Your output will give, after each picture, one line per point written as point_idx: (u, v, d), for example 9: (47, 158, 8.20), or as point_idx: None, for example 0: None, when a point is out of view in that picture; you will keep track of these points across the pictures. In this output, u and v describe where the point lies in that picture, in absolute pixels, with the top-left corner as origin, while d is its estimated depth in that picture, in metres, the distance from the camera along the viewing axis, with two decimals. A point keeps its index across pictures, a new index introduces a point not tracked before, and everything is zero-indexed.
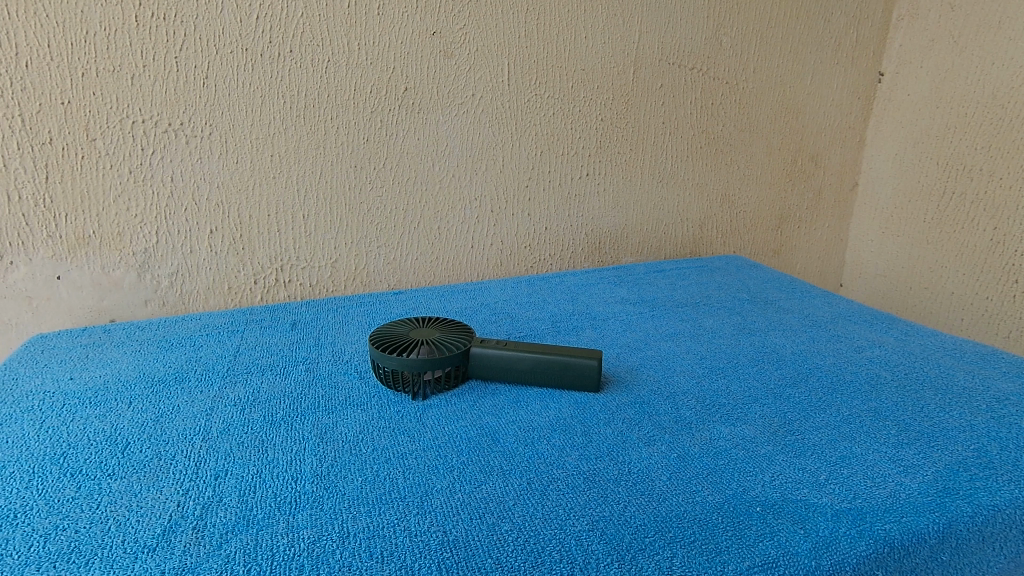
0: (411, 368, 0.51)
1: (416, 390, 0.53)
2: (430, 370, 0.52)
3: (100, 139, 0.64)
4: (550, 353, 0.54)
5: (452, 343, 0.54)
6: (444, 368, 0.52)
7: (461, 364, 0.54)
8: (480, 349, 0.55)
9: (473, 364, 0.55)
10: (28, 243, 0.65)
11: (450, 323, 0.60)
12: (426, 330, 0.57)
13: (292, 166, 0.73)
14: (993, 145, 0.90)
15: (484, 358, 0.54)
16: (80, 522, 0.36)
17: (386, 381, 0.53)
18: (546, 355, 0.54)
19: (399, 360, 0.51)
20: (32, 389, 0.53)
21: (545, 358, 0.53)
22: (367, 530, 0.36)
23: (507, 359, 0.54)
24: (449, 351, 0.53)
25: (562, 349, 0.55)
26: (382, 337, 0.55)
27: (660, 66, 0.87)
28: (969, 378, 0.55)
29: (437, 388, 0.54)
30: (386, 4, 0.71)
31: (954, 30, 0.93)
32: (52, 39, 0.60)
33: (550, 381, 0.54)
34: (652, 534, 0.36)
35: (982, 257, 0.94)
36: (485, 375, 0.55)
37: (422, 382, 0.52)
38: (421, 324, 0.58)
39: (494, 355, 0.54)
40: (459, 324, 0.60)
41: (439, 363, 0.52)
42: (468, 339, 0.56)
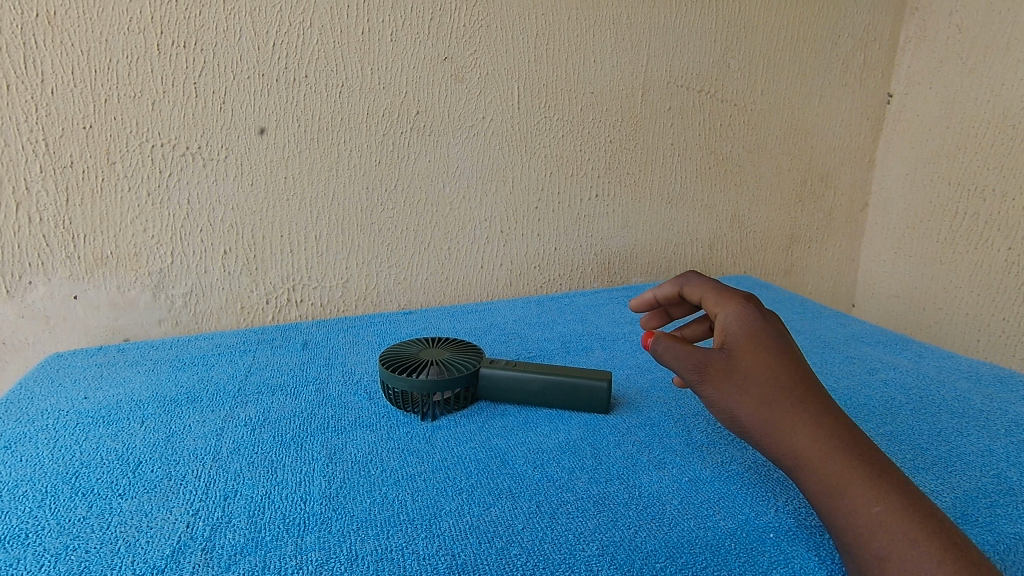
0: (420, 389, 0.51)
1: (425, 410, 0.53)
2: (439, 391, 0.52)
3: (120, 162, 0.66)
4: (559, 375, 0.53)
5: (462, 364, 0.54)
6: (453, 389, 0.52)
7: (471, 386, 0.54)
8: (490, 368, 0.55)
9: (483, 384, 0.55)
10: (47, 263, 0.67)
11: (460, 343, 0.60)
12: (436, 350, 0.57)
13: (306, 188, 0.74)
14: (1005, 165, 0.90)
15: (494, 378, 0.54)
16: (90, 542, 0.37)
17: (395, 402, 0.53)
18: (556, 375, 0.54)
19: (407, 381, 0.51)
20: (46, 408, 0.54)
21: (555, 380, 0.53)
22: (375, 552, 0.36)
23: (517, 379, 0.54)
24: (458, 372, 0.53)
25: (572, 370, 0.54)
26: (393, 357, 0.56)
27: (668, 88, 0.88)
28: (986, 401, 0.54)
29: (446, 408, 0.54)
30: (399, 31, 0.73)
31: (963, 52, 0.93)
32: (77, 67, 0.62)
33: (560, 401, 0.54)
34: (663, 560, 0.35)
35: (997, 278, 0.93)
36: (494, 396, 0.55)
37: (432, 403, 0.52)
38: (431, 345, 0.59)
39: (503, 377, 0.54)
40: (469, 344, 0.60)
41: (448, 384, 0.52)
42: (478, 360, 0.56)
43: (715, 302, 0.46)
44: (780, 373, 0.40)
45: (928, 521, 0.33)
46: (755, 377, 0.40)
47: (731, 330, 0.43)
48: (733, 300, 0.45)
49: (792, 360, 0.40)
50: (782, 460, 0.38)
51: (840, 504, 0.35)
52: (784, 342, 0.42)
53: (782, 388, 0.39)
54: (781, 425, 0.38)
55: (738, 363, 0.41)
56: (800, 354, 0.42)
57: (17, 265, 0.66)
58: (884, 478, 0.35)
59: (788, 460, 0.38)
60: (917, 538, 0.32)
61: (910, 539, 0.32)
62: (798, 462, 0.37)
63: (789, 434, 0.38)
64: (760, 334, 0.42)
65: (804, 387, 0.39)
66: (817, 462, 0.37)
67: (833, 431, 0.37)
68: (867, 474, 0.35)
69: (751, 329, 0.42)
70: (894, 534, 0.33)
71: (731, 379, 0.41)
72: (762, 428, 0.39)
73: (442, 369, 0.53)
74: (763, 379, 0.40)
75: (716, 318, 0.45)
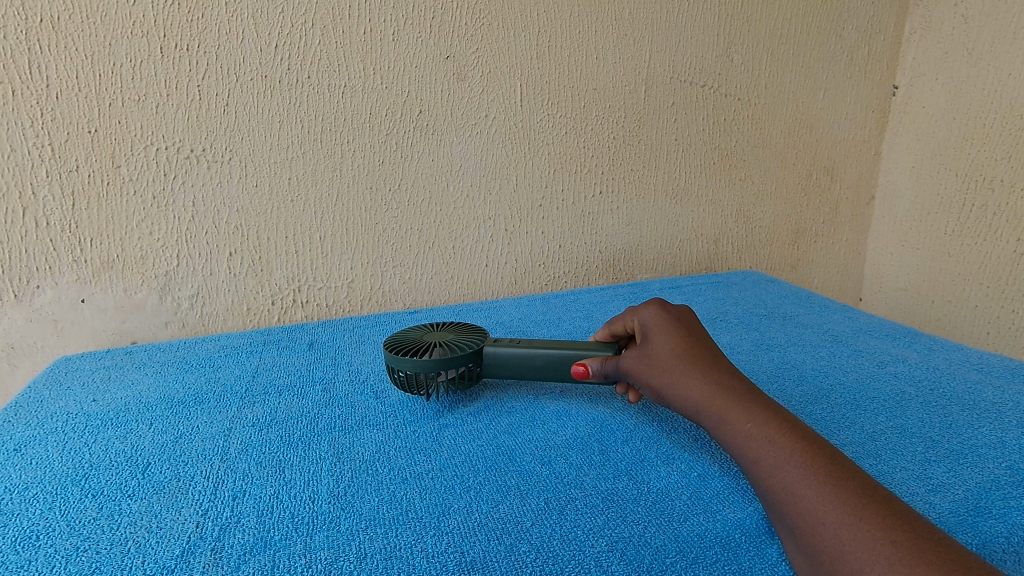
0: (423, 370, 0.51)
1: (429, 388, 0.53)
2: (444, 369, 0.52)
3: (125, 166, 0.66)
4: (564, 352, 0.54)
5: (467, 344, 0.54)
6: (457, 367, 0.52)
7: (474, 363, 0.54)
8: (494, 348, 0.55)
9: (486, 361, 0.55)
10: (54, 267, 0.67)
11: (464, 325, 0.60)
12: (439, 333, 0.57)
13: (310, 189, 0.74)
14: (1013, 156, 0.89)
15: (497, 356, 0.55)
16: (100, 543, 0.37)
17: (398, 382, 0.53)
18: (559, 351, 0.54)
19: (410, 363, 0.50)
20: (55, 410, 0.54)
21: (559, 357, 0.54)
22: (383, 550, 0.36)
23: (521, 356, 0.54)
24: (461, 351, 0.52)
25: (575, 345, 0.54)
26: (396, 340, 0.55)
27: (672, 84, 0.88)
28: (997, 393, 0.54)
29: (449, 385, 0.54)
30: (401, 30, 0.72)
31: (969, 43, 0.92)
32: (80, 72, 0.63)
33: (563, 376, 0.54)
34: (673, 555, 0.35)
35: (1007, 270, 0.92)
36: (499, 372, 0.55)
37: (435, 382, 0.52)
38: (435, 328, 0.58)
39: (508, 356, 0.55)
40: (474, 326, 0.60)
41: (452, 364, 0.51)
42: (483, 340, 0.56)
43: (630, 313, 0.54)
44: (679, 346, 0.46)
45: (799, 435, 0.37)
46: (659, 350, 0.47)
47: (645, 325, 0.51)
48: (645, 305, 0.53)
49: (687, 333, 0.47)
50: (686, 411, 0.44)
51: (729, 434, 0.40)
52: (683, 322, 0.49)
53: (680, 352, 0.46)
54: (679, 380, 0.44)
55: (645, 345, 0.48)
56: (701, 331, 0.49)
57: (25, 269, 0.66)
58: (763, 408, 0.40)
59: (691, 409, 0.43)
60: (789, 446, 0.36)
61: (783, 448, 0.37)
62: (696, 408, 0.43)
63: (686, 385, 0.44)
64: (663, 322, 0.49)
65: (698, 351, 0.46)
66: (709, 403, 0.42)
67: (721, 378, 0.43)
68: (748, 404, 0.40)
69: (656, 319, 0.50)
70: (768, 445, 0.37)
71: (641, 355, 0.48)
72: (666, 386, 0.45)
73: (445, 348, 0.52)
74: (663, 348, 0.47)
75: (634, 322, 0.52)
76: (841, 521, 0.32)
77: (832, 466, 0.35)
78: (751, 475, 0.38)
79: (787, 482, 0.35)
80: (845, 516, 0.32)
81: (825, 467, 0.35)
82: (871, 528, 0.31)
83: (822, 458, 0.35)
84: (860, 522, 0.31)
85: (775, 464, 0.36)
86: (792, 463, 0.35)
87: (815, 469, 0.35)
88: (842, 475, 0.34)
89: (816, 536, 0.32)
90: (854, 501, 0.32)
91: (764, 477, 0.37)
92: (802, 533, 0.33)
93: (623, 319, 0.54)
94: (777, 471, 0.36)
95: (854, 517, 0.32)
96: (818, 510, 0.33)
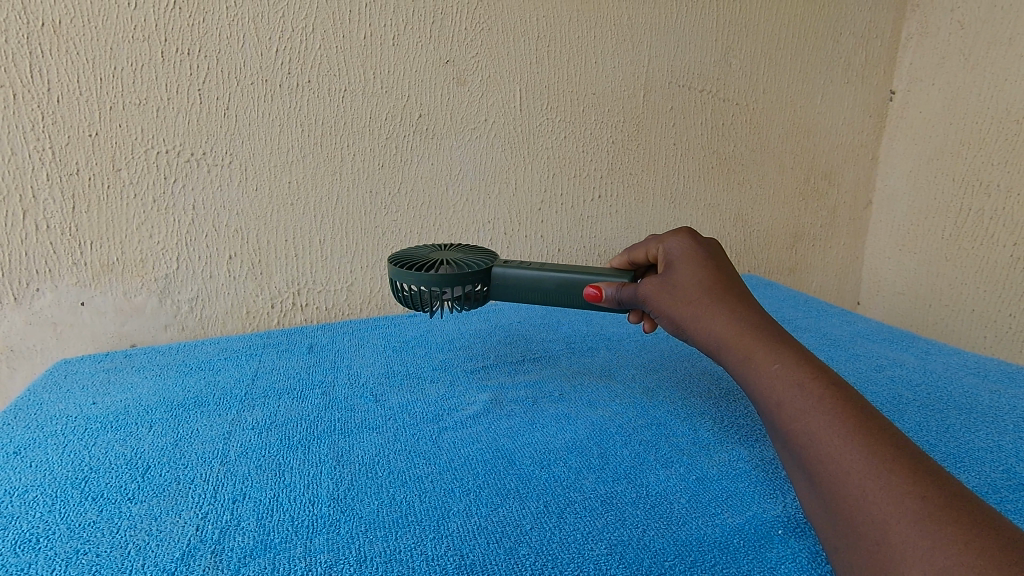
0: (429, 284, 0.51)
1: (434, 306, 0.53)
2: (450, 287, 0.52)
3: (125, 169, 0.67)
4: (575, 274, 0.53)
5: (474, 263, 0.54)
6: (464, 286, 0.53)
7: (482, 283, 0.54)
8: (503, 268, 0.55)
9: (495, 283, 0.55)
10: (54, 270, 0.67)
11: (471, 248, 0.59)
12: (446, 252, 0.57)
13: (310, 193, 0.74)
14: (1010, 160, 0.90)
15: (506, 277, 0.54)
16: (100, 546, 0.37)
17: (404, 299, 0.54)
18: (570, 275, 0.54)
19: (417, 276, 0.51)
20: (55, 413, 0.54)
21: (569, 280, 0.53)
22: (383, 553, 0.36)
23: (530, 278, 0.54)
24: (469, 269, 0.53)
25: (588, 270, 0.54)
26: (403, 256, 0.55)
27: (671, 88, 0.88)
28: (994, 397, 0.54)
29: (456, 305, 0.54)
30: (401, 35, 0.73)
31: (965, 48, 0.93)
32: (82, 75, 0.63)
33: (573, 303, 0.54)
34: (671, 558, 0.36)
35: (1004, 273, 0.93)
36: (507, 295, 0.55)
37: (440, 299, 0.53)
38: (442, 249, 0.58)
39: (517, 276, 0.54)
40: (480, 249, 0.60)
41: (458, 280, 0.52)
42: (491, 261, 0.56)
43: (655, 241, 0.53)
44: (707, 282, 0.46)
45: (828, 379, 0.37)
46: (685, 283, 0.46)
47: (671, 255, 0.50)
48: (673, 234, 0.52)
49: (716, 269, 0.47)
50: (709, 348, 0.44)
51: (755, 374, 0.40)
52: (712, 257, 0.48)
53: (708, 289, 0.45)
54: (705, 318, 0.44)
55: (671, 275, 0.48)
56: (727, 268, 0.48)
57: (25, 272, 0.66)
58: (793, 351, 0.40)
59: (714, 347, 0.43)
60: (818, 391, 0.36)
61: (812, 392, 0.37)
62: (720, 346, 0.43)
63: (712, 324, 0.44)
64: (691, 254, 0.49)
65: (726, 289, 0.45)
66: (735, 344, 0.42)
67: (750, 319, 0.42)
68: (777, 348, 0.40)
69: (683, 252, 0.49)
70: (796, 388, 0.37)
71: (664, 287, 0.47)
72: (690, 321, 0.45)
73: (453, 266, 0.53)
74: (690, 283, 0.46)
75: (659, 251, 0.52)
76: (867, 470, 0.32)
77: (861, 414, 0.35)
78: (772, 415, 0.38)
79: (812, 426, 0.35)
80: (871, 466, 0.32)
81: (854, 416, 0.35)
82: (899, 480, 0.31)
83: (850, 404, 0.35)
84: (888, 473, 0.31)
85: (802, 407, 0.36)
86: (820, 409, 0.35)
87: (843, 416, 0.35)
88: (871, 424, 0.34)
89: (838, 485, 0.33)
90: (882, 452, 0.32)
91: (788, 420, 0.37)
92: (824, 479, 0.34)
93: (645, 247, 0.54)
94: (802, 414, 0.36)
95: (880, 467, 0.32)
96: (843, 459, 0.33)
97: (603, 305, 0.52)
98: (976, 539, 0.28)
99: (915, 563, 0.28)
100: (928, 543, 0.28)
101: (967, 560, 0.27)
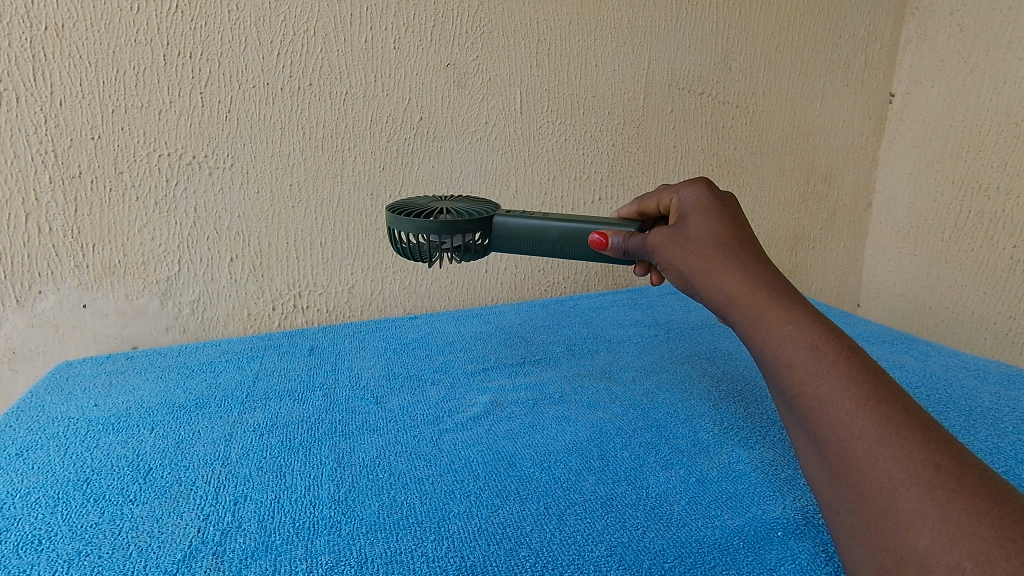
0: (427, 232, 0.50)
1: (433, 255, 0.53)
2: (449, 235, 0.51)
3: (127, 171, 0.67)
4: (577, 222, 0.52)
5: (474, 212, 0.53)
6: (463, 234, 0.52)
7: (482, 233, 0.53)
8: (504, 217, 0.53)
9: (495, 232, 0.54)
10: (56, 273, 0.67)
11: (472, 198, 0.58)
12: (445, 202, 0.55)
13: (311, 195, 0.75)
14: (1009, 163, 0.90)
15: (508, 227, 0.53)
16: (102, 548, 0.37)
17: (402, 247, 0.53)
18: (572, 223, 0.52)
19: (415, 224, 0.50)
20: (57, 415, 0.54)
21: (571, 228, 0.52)
22: (384, 555, 0.36)
23: (532, 228, 0.53)
24: (468, 217, 0.51)
25: (593, 219, 0.53)
26: (399, 205, 0.54)
27: (671, 91, 0.89)
28: (993, 399, 0.54)
29: (455, 253, 0.54)
30: (402, 38, 0.73)
31: (965, 51, 0.93)
32: (84, 79, 0.63)
33: (576, 250, 0.53)
34: (671, 559, 0.36)
35: (1003, 276, 0.93)
36: (508, 245, 0.54)
37: (439, 247, 0.52)
38: (441, 199, 0.56)
39: (518, 226, 0.53)
40: (482, 199, 0.58)
41: (458, 229, 0.51)
42: (492, 211, 0.54)
43: (670, 191, 0.50)
44: (722, 235, 0.43)
45: (844, 344, 0.35)
46: (698, 237, 0.44)
47: (684, 206, 0.47)
48: (689, 182, 0.48)
49: (732, 222, 0.44)
50: (715, 304, 0.42)
51: (764, 332, 0.38)
52: (729, 209, 0.45)
53: (723, 244, 0.43)
54: (716, 274, 0.41)
55: (684, 228, 0.45)
56: (743, 222, 0.45)
57: (27, 275, 0.66)
58: (807, 311, 0.37)
59: (722, 303, 0.41)
60: (833, 354, 0.34)
61: (827, 356, 0.34)
62: (728, 303, 0.40)
63: (722, 281, 0.41)
64: (707, 207, 0.46)
65: (741, 244, 0.42)
66: (745, 302, 0.39)
67: (764, 277, 0.40)
68: (791, 308, 0.38)
69: (699, 202, 0.46)
70: (810, 352, 0.35)
71: (674, 238, 0.45)
72: (699, 277, 0.43)
73: (453, 214, 0.51)
74: (704, 235, 0.44)
75: (672, 202, 0.49)
76: (881, 439, 0.31)
77: (876, 381, 0.33)
78: (777, 377, 0.36)
79: (824, 390, 0.33)
80: (886, 434, 0.31)
81: (870, 382, 0.33)
82: (912, 449, 0.30)
83: (865, 371, 0.34)
84: (900, 442, 0.30)
85: (815, 369, 0.34)
86: (834, 374, 0.34)
87: (858, 382, 0.33)
88: (886, 392, 0.33)
89: (846, 450, 0.32)
90: (898, 420, 0.31)
91: (796, 383, 0.35)
92: (831, 443, 0.32)
93: (659, 196, 0.50)
94: (815, 377, 0.34)
95: (895, 436, 0.31)
96: (855, 425, 0.32)
97: (607, 254, 0.51)
98: (990, 512, 0.27)
99: (925, 533, 0.28)
100: (941, 514, 0.28)
101: (980, 532, 0.27)
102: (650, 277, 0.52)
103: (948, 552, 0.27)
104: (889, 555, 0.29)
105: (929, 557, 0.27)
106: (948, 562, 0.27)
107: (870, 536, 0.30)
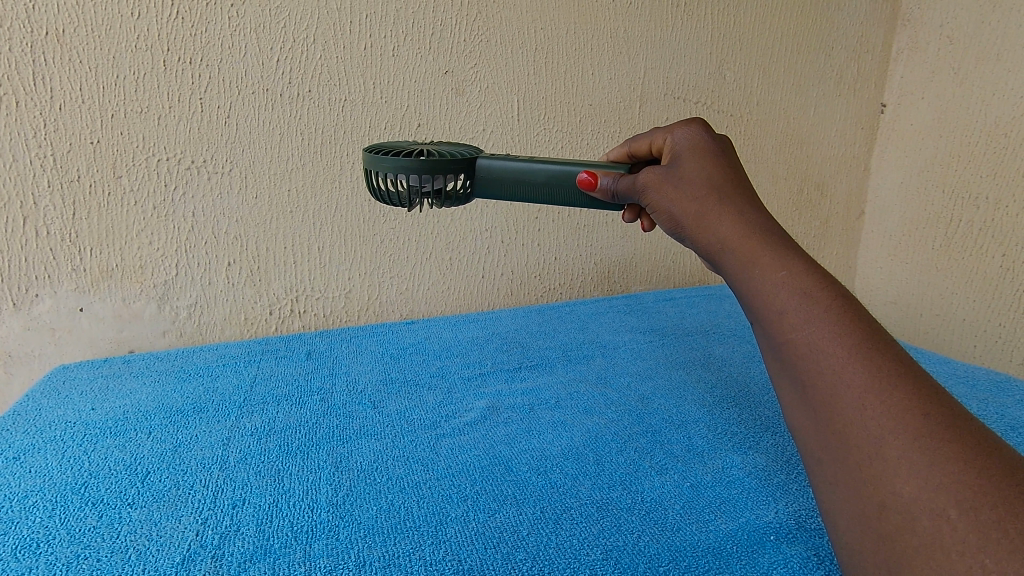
0: (406, 170, 0.47)
1: (413, 201, 0.50)
2: (429, 177, 0.48)
3: (126, 176, 0.67)
4: (564, 165, 0.50)
5: (457, 153, 0.51)
6: (444, 176, 0.49)
7: (465, 174, 0.50)
8: (487, 159, 0.51)
9: (479, 176, 0.51)
10: (53, 276, 0.67)
11: (456, 145, 0.55)
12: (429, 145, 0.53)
13: (309, 201, 0.75)
14: (998, 173, 0.92)
15: (492, 168, 0.51)
16: (100, 551, 0.38)
17: (380, 194, 0.50)
18: (559, 166, 0.50)
19: (393, 161, 0.47)
20: (54, 419, 0.54)
21: (558, 171, 0.50)
22: (382, 559, 0.37)
23: (518, 170, 0.51)
24: (450, 157, 0.49)
25: (581, 161, 0.50)
26: (379, 147, 0.51)
27: (666, 99, 0.90)
28: (982, 405, 0.55)
29: (436, 200, 0.51)
30: (400, 46, 0.74)
31: (954, 63, 0.95)
32: (84, 84, 0.63)
33: (565, 195, 0.50)
34: (666, 563, 0.36)
35: (993, 284, 0.95)
36: (492, 190, 0.52)
37: (420, 192, 0.49)
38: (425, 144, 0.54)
39: (502, 167, 0.51)
40: (467, 146, 0.56)
41: (439, 169, 0.48)
42: (475, 153, 0.52)
43: (663, 132, 0.47)
44: (716, 178, 0.41)
45: (836, 290, 0.34)
46: (692, 176, 0.42)
47: (677, 147, 0.45)
48: (684, 123, 0.46)
49: (728, 165, 0.42)
50: (706, 248, 0.41)
51: (756, 278, 0.36)
52: (724, 151, 0.43)
53: (718, 185, 0.41)
54: (709, 218, 0.40)
55: (678, 168, 0.43)
56: (738, 164, 0.43)
57: (24, 278, 0.66)
58: (801, 257, 0.36)
59: (713, 248, 0.40)
60: (825, 301, 0.33)
61: (820, 302, 0.33)
62: (720, 248, 0.39)
63: (716, 223, 0.40)
64: (702, 147, 0.44)
65: (736, 188, 0.41)
66: (738, 246, 0.38)
67: (758, 222, 0.39)
68: (783, 252, 0.36)
69: (693, 143, 0.44)
70: (802, 297, 0.34)
71: (667, 180, 0.43)
72: (693, 222, 0.41)
73: (433, 154, 0.49)
74: (698, 177, 0.42)
75: (665, 144, 0.46)
76: (871, 387, 0.30)
77: (867, 329, 0.32)
78: (766, 322, 0.35)
79: (814, 337, 0.32)
80: (875, 382, 0.30)
81: (861, 330, 0.32)
82: (902, 397, 0.30)
83: (858, 318, 0.33)
84: (891, 390, 0.30)
85: (806, 315, 0.33)
86: (827, 320, 0.33)
87: (849, 329, 0.32)
88: (877, 340, 0.32)
89: (834, 397, 0.31)
90: (887, 369, 0.31)
91: (786, 329, 0.34)
92: (817, 391, 0.32)
93: (651, 137, 0.48)
94: (805, 324, 0.33)
95: (885, 385, 0.30)
96: (844, 373, 0.31)
97: (596, 197, 0.49)
98: (978, 460, 0.27)
99: (910, 479, 0.28)
100: (927, 461, 0.28)
101: (966, 479, 0.27)
102: (642, 223, 0.49)
103: (932, 499, 0.27)
104: (872, 502, 0.29)
105: (913, 505, 0.27)
106: (933, 510, 0.27)
107: (853, 484, 0.30)
